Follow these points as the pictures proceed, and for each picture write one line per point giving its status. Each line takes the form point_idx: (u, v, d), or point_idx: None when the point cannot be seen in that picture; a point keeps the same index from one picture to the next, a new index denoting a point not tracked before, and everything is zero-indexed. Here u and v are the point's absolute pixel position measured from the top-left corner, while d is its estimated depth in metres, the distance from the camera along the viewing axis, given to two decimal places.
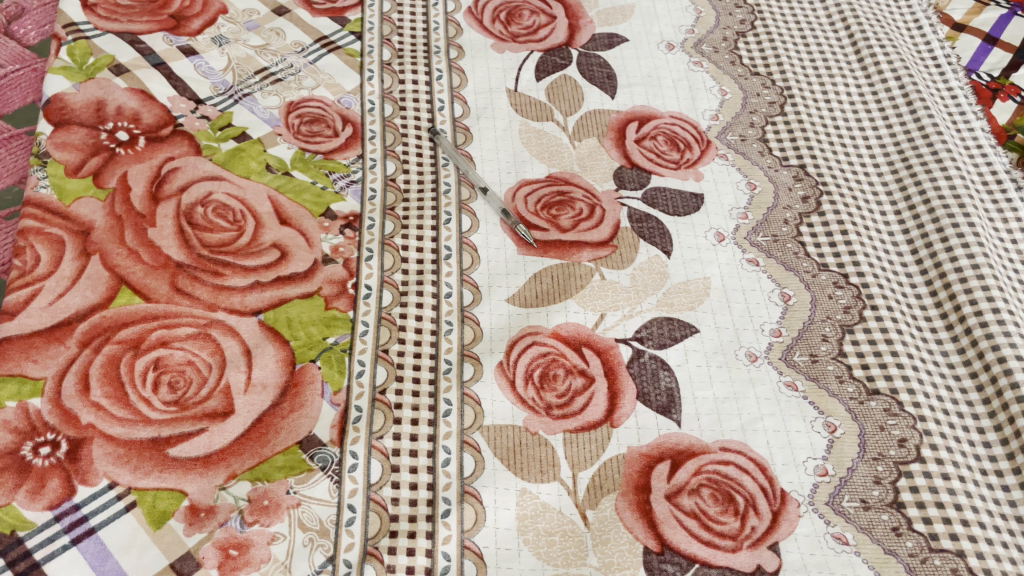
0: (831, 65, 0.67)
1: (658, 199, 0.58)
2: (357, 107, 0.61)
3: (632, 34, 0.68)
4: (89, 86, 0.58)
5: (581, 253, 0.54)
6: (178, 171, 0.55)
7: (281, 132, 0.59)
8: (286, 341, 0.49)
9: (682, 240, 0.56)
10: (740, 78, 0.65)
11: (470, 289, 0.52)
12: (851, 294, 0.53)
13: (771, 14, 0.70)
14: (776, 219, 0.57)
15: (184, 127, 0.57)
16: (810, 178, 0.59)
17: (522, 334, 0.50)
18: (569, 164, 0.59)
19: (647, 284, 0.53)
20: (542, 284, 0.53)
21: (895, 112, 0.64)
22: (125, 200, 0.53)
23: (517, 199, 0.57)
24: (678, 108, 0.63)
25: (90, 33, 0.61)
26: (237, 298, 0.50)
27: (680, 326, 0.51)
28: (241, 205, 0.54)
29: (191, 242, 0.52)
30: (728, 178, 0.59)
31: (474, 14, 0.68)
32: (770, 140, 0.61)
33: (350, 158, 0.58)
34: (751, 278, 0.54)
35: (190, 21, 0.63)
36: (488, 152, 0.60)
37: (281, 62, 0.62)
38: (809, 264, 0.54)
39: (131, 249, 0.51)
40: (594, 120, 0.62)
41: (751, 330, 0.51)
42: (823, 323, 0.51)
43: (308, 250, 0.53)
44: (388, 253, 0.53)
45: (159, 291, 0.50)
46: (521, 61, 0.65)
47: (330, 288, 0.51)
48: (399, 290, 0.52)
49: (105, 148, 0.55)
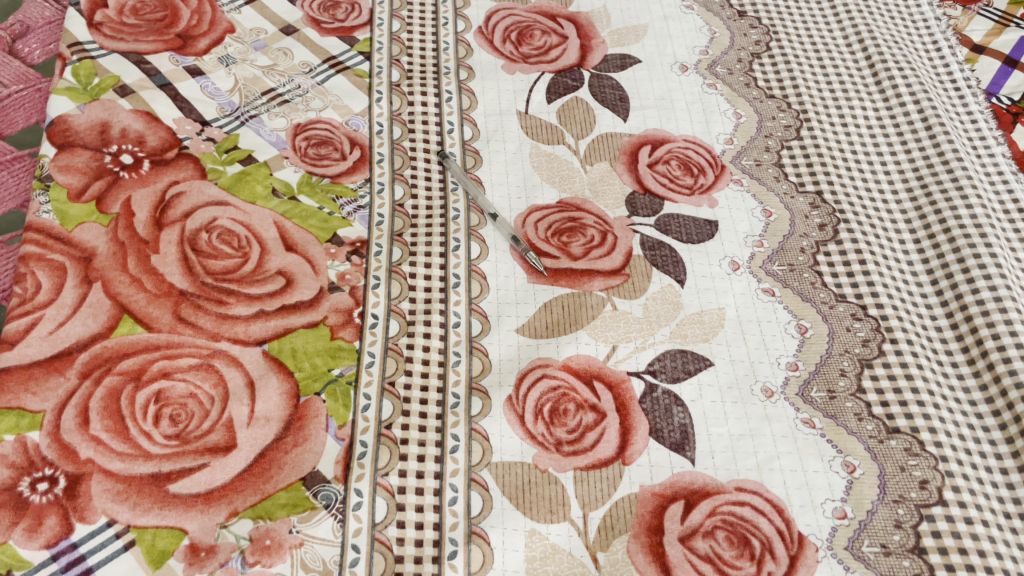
0: (847, 87, 0.66)
1: (671, 226, 0.56)
2: (365, 130, 0.60)
3: (645, 55, 0.67)
4: (93, 107, 0.57)
5: (592, 282, 0.53)
6: (183, 196, 0.54)
7: (287, 154, 0.58)
8: (290, 372, 0.48)
9: (696, 269, 0.54)
10: (754, 101, 0.64)
11: (479, 318, 0.51)
12: (869, 327, 0.52)
13: (787, 35, 0.69)
14: (792, 248, 0.56)
15: (189, 150, 0.56)
16: (827, 205, 0.58)
17: (532, 367, 0.49)
18: (580, 189, 0.58)
19: (660, 314, 0.52)
20: (553, 314, 0.51)
21: (914, 137, 0.63)
22: (128, 226, 0.52)
23: (527, 225, 0.56)
24: (691, 131, 0.62)
25: (95, 53, 0.60)
26: (241, 327, 0.49)
27: (694, 359, 0.50)
28: (246, 230, 0.53)
29: (194, 268, 0.51)
30: (743, 204, 0.58)
31: (485, 34, 0.67)
32: (786, 165, 0.60)
33: (358, 182, 0.57)
34: (766, 308, 0.53)
35: (197, 40, 0.63)
36: (498, 177, 0.59)
37: (289, 82, 0.62)
38: (827, 295, 0.53)
39: (134, 276, 0.50)
40: (606, 143, 0.61)
41: (767, 364, 0.50)
42: (841, 356, 0.50)
43: (314, 278, 0.52)
44: (395, 280, 0.52)
45: (161, 320, 0.49)
46: (532, 82, 0.64)
47: (336, 317, 0.50)
48: (407, 319, 0.51)
49: (109, 172, 0.54)
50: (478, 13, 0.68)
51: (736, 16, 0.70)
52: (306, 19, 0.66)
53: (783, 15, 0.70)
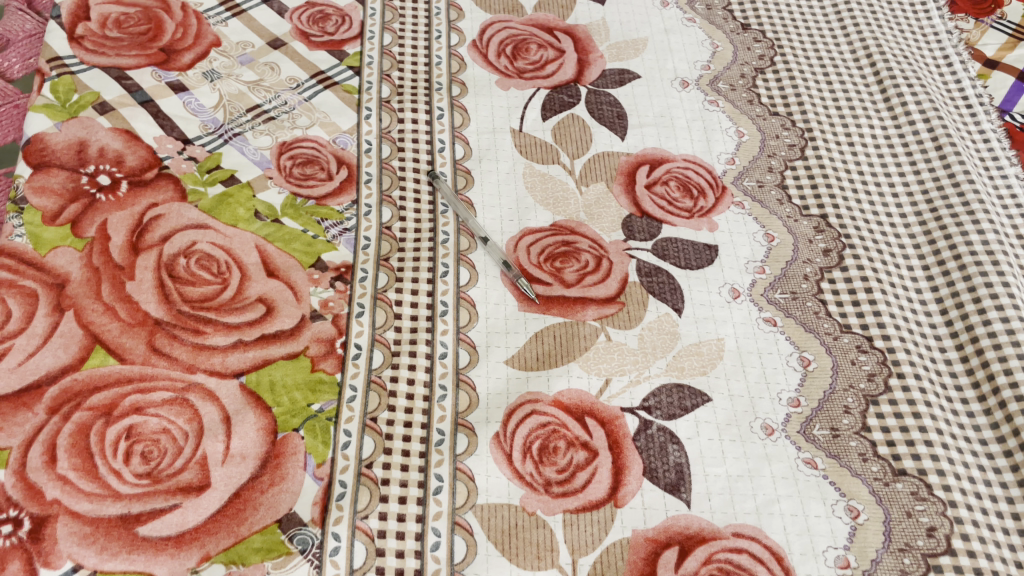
0: (854, 104, 0.63)
1: (669, 251, 0.54)
2: (353, 148, 0.58)
3: (645, 70, 0.64)
4: (71, 125, 0.55)
5: (586, 310, 0.51)
6: (161, 219, 0.52)
7: (271, 174, 0.56)
8: (268, 407, 0.46)
9: (694, 297, 0.52)
10: (758, 119, 0.62)
11: (467, 349, 0.49)
12: (875, 360, 0.49)
13: (792, 49, 0.66)
14: (796, 275, 0.53)
15: (170, 170, 0.54)
16: (832, 229, 0.56)
17: (521, 401, 0.47)
18: (575, 212, 0.56)
19: (656, 346, 0.50)
20: (544, 345, 0.49)
21: (923, 158, 0.60)
22: (104, 251, 0.50)
23: (519, 249, 0.54)
24: (692, 151, 0.60)
25: (75, 68, 0.58)
26: (218, 358, 0.47)
27: (691, 394, 0.48)
28: (226, 255, 0.51)
29: (171, 296, 0.49)
30: (744, 228, 0.56)
31: (479, 48, 0.64)
32: (789, 186, 0.58)
33: (344, 203, 0.55)
34: (767, 339, 0.50)
35: (181, 55, 0.61)
36: (490, 198, 0.56)
37: (275, 98, 0.60)
38: (831, 325, 0.51)
39: (108, 305, 0.48)
40: (603, 163, 0.59)
41: (767, 399, 0.48)
42: (845, 392, 0.48)
43: (296, 305, 0.50)
44: (380, 308, 0.50)
45: (135, 351, 0.47)
46: (526, 98, 0.62)
47: (317, 347, 0.48)
48: (391, 349, 0.49)
49: (85, 194, 0.52)
50: (472, 25, 0.66)
51: (739, 29, 0.67)
52: (294, 33, 0.64)
53: (788, 28, 0.68)
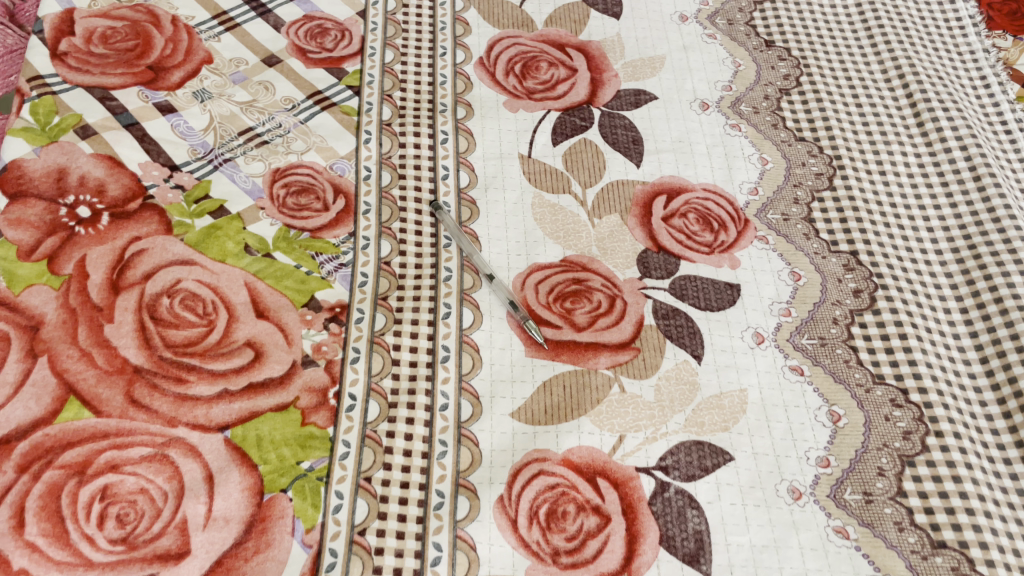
0: (886, 128, 0.60)
1: (688, 290, 0.51)
2: (351, 175, 0.54)
3: (662, 91, 0.61)
4: (51, 150, 0.52)
5: (598, 358, 0.47)
6: (144, 254, 0.48)
7: (263, 205, 0.52)
8: (254, 465, 0.42)
9: (715, 342, 0.48)
10: (783, 145, 0.58)
11: (470, 399, 0.45)
12: (910, 416, 0.46)
13: (819, 68, 0.62)
14: (824, 318, 0.50)
15: (155, 201, 0.51)
16: (863, 268, 0.52)
17: (527, 459, 0.43)
18: (587, 246, 0.52)
19: (674, 398, 0.46)
20: (553, 396, 0.46)
21: (961, 189, 0.57)
22: (82, 290, 0.47)
23: (526, 288, 0.50)
24: (712, 180, 0.56)
25: (57, 87, 0.55)
26: (202, 410, 0.44)
27: (712, 452, 0.44)
28: (213, 294, 0.48)
29: (152, 341, 0.45)
30: (768, 265, 0.52)
31: (486, 66, 0.61)
32: (817, 219, 0.54)
33: (341, 236, 0.51)
34: (794, 391, 0.47)
35: (170, 73, 0.57)
36: (496, 231, 0.53)
37: (269, 121, 0.56)
38: (862, 375, 0.47)
39: (84, 350, 0.45)
40: (617, 192, 0.55)
41: (794, 459, 0.44)
42: (878, 452, 0.44)
43: (286, 350, 0.46)
44: (377, 353, 0.47)
45: (112, 402, 0.43)
46: (536, 121, 0.58)
47: (309, 398, 0.45)
48: (388, 400, 0.45)
49: (64, 227, 0.49)
50: (479, 41, 0.62)
51: (763, 47, 0.63)
52: (291, 49, 0.60)
53: (815, 45, 0.64)
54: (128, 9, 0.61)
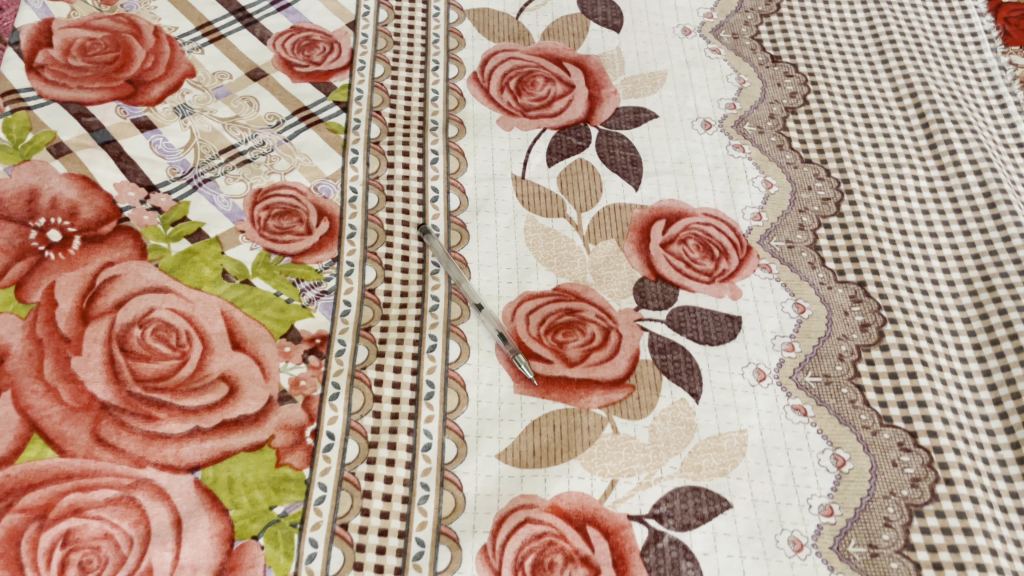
0: (897, 151, 0.57)
1: (686, 323, 0.48)
2: (336, 197, 0.52)
3: (663, 109, 0.58)
4: (23, 169, 0.50)
5: (590, 396, 0.45)
6: (117, 281, 0.46)
7: (244, 228, 0.50)
8: (225, 509, 0.40)
9: (714, 378, 0.46)
10: (788, 167, 0.55)
11: (454, 439, 0.43)
12: (920, 461, 0.44)
13: (827, 86, 0.60)
14: (830, 354, 0.47)
15: (130, 223, 0.49)
16: (871, 300, 0.50)
17: (514, 506, 0.41)
18: (581, 274, 0.50)
19: (669, 439, 0.44)
20: (542, 437, 0.43)
21: (975, 216, 0.55)
22: (49, 319, 0.44)
23: (517, 319, 0.48)
24: (713, 204, 0.54)
25: (32, 102, 0.53)
26: (171, 449, 0.42)
27: (709, 499, 0.42)
28: (187, 324, 0.46)
29: (121, 375, 0.43)
30: (771, 296, 0.50)
31: (480, 82, 0.58)
32: (823, 248, 0.52)
33: (323, 261, 0.49)
34: (796, 432, 0.44)
35: (150, 87, 0.55)
36: (487, 257, 0.51)
37: (252, 138, 0.54)
38: (869, 417, 0.45)
39: (50, 385, 0.42)
40: (614, 216, 0.53)
41: (795, 507, 0.42)
42: (885, 500, 0.42)
43: (262, 385, 0.44)
44: (357, 389, 0.45)
45: (77, 441, 0.41)
46: (531, 140, 0.56)
47: (285, 437, 0.43)
48: (368, 439, 0.43)
49: (33, 251, 0.47)
50: (473, 55, 0.60)
51: (769, 62, 0.61)
52: (277, 62, 0.58)
53: (823, 61, 0.62)
54: (109, 19, 0.58)
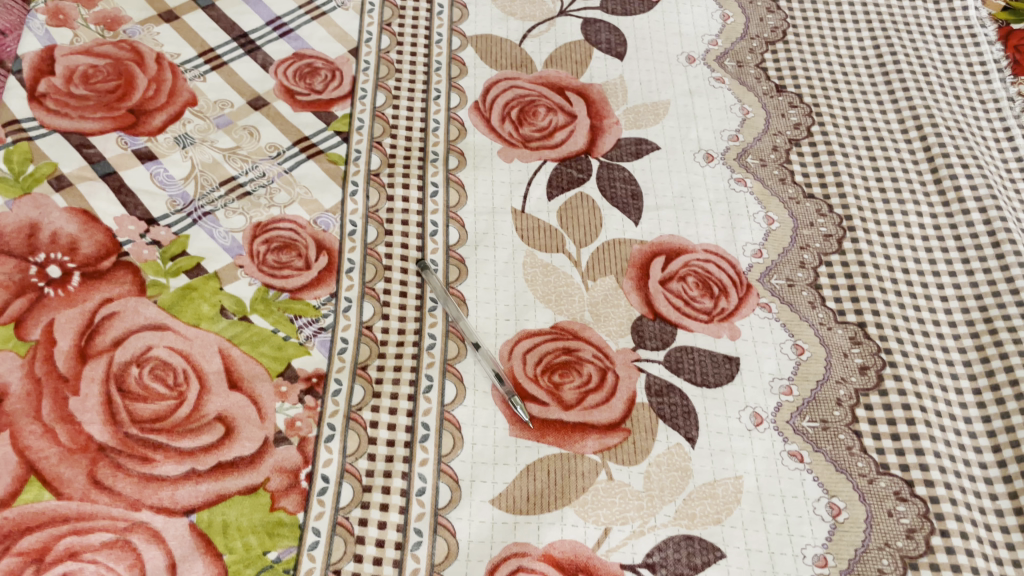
0: (901, 186, 0.57)
1: (684, 364, 0.48)
2: (335, 230, 0.52)
3: (665, 140, 0.58)
4: (24, 203, 0.50)
5: (585, 441, 0.45)
6: (115, 318, 0.47)
7: (242, 262, 0.50)
8: (219, 554, 0.41)
9: (711, 422, 0.46)
10: (790, 202, 0.55)
11: (448, 483, 0.43)
12: (916, 511, 0.44)
13: (832, 117, 0.60)
14: (827, 399, 0.47)
15: (129, 258, 0.49)
16: (870, 341, 0.50)
17: (506, 553, 0.41)
18: (579, 311, 0.50)
19: (664, 486, 0.44)
20: (536, 482, 0.43)
21: (978, 255, 0.54)
22: (48, 358, 0.45)
23: (513, 358, 0.48)
24: (714, 240, 0.53)
25: (33, 133, 0.53)
26: (167, 492, 0.42)
27: (702, 549, 0.42)
28: (184, 362, 0.46)
29: (119, 416, 0.43)
30: (770, 337, 0.49)
31: (482, 111, 0.58)
32: (823, 286, 0.52)
33: (321, 297, 0.49)
34: (792, 480, 0.44)
35: (151, 117, 0.55)
36: (485, 293, 0.50)
37: (252, 169, 0.54)
38: (866, 464, 0.45)
39: (47, 426, 0.43)
40: (613, 252, 0.52)
41: (789, 557, 0.42)
42: (879, 552, 0.42)
43: (259, 426, 0.44)
44: (353, 430, 0.45)
45: (74, 483, 0.41)
46: (531, 172, 0.56)
47: (280, 479, 0.43)
48: (363, 483, 0.43)
49: (33, 287, 0.47)
50: (475, 83, 0.60)
51: (773, 92, 0.60)
52: (279, 90, 0.58)
53: (829, 90, 0.61)
54: (111, 45, 0.58)
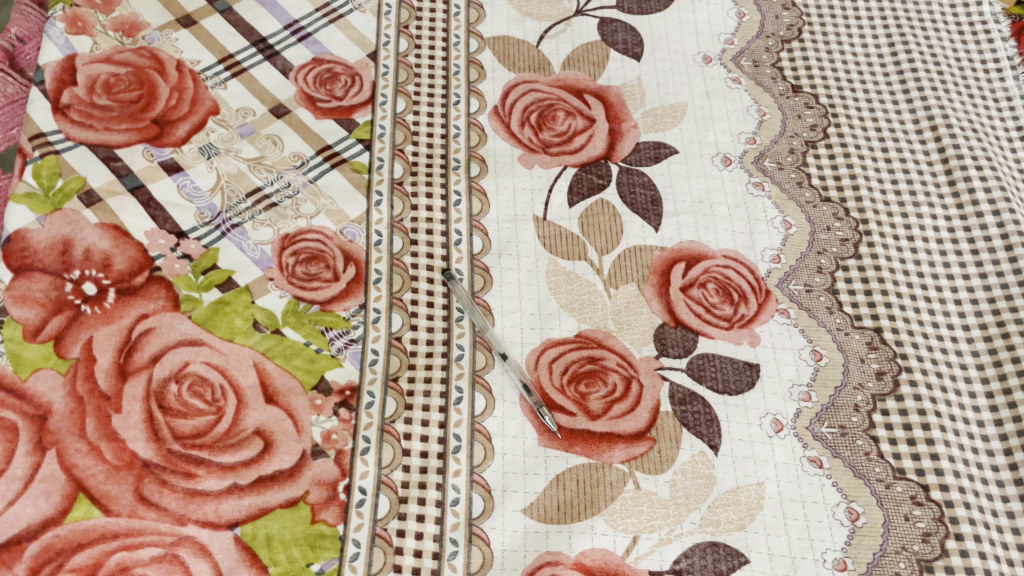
0: (916, 188, 0.58)
1: (705, 371, 0.49)
2: (361, 241, 0.53)
3: (683, 144, 0.59)
4: (55, 219, 0.51)
5: (613, 451, 0.46)
6: (151, 334, 0.48)
7: (272, 275, 0.51)
8: (264, 566, 0.42)
9: (733, 430, 0.48)
10: (807, 206, 0.56)
11: (481, 493, 0.45)
12: (931, 515, 0.45)
13: (847, 118, 0.60)
14: (845, 405, 0.49)
15: (161, 272, 0.50)
16: (886, 347, 0.51)
17: (539, 562, 0.43)
18: (603, 320, 0.51)
19: (689, 494, 0.45)
20: (566, 491, 0.45)
21: (991, 258, 0.55)
22: (89, 376, 0.46)
23: (540, 367, 0.49)
24: (733, 245, 0.54)
25: (60, 146, 0.53)
26: (211, 506, 0.43)
27: (727, 555, 0.44)
28: (221, 377, 0.47)
29: (161, 432, 0.45)
30: (789, 343, 0.51)
31: (501, 116, 0.59)
32: (840, 291, 0.53)
33: (350, 309, 0.50)
34: (812, 485, 0.46)
35: (175, 127, 0.56)
36: (510, 302, 0.52)
37: (277, 179, 0.55)
38: (883, 469, 0.47)
39: (93, 444, 0.44)
40: (635, 259, 0.53)
41: (810, 561, 0.44)
42: (897, 555, 0.44)
43: (296, 439, 0.46)
44: (387, 443, 0.46)
45: (121, 500, 0.43)
46: (552, 179, 0.56)
47: (318, 492, 0.44)
48: (399, 494, 0.45)
49: (70, 305, 0.48)
50: (494, 87, 0.60)
51: (789, 92, 0.61)
52: (300, 97, 0.58)
53: (844, 90, 0.62)
54: (131, 52, 0.58)
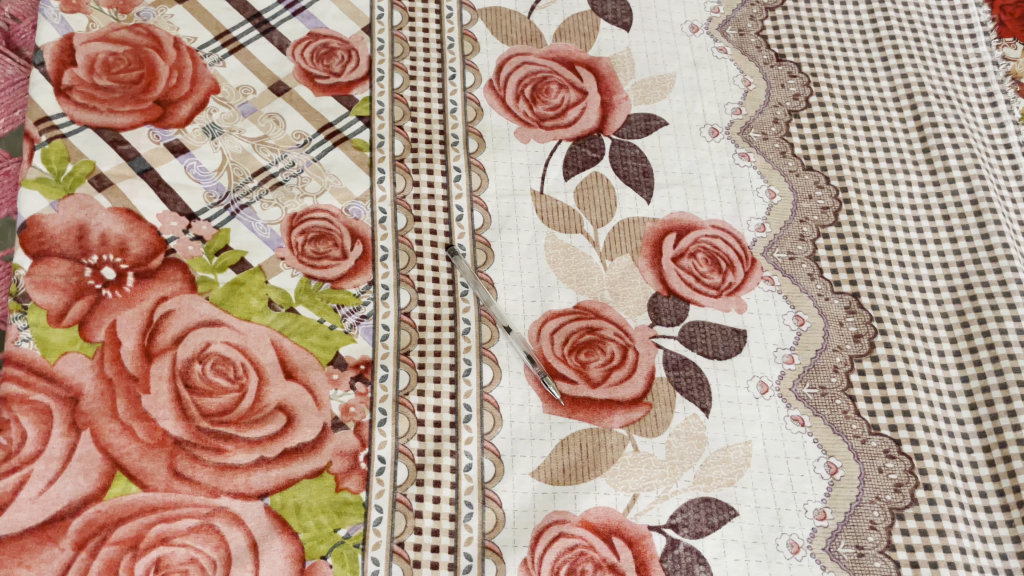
0: (892, 155, 0.61)
1: (696, 338, 0.53)
2: (366, 218, 0.55)
3: (672, 115, 0.61)
4: (68, 204, 0.52)
5: (612, 416, 0.50)
6: (172, 316, 0.50)
7: (283, 254, 0.53)
8: (295, 532, 0.46)
9: (722, 393, 0.51)
10: (790, 175, 0.59)
11: (492, 459, 0.48)
12: (902, 468, 0.50)
13: (828, 86, 0.63)
14: (825, 366, 0.52)
15: (176, 255, 0.52)
16: (864, 311, 0.55)
17: (548, 521, 0.47)
18: (600, 291, 0.54)
19: (683, 455, 0.49)
20: (570, 455, 0.49)
21: (961, 223, 0.59)
22: (116, 358, 0.48)
23: (542, 338, 0.52)
24: (720, 216, 0.57)
25: (66, 129, 0.54)
26: (241, 478, 0.46)
27: (718, 508, 0.48)
28: (242, 356, 0.49)
29: (189, 411, 0.48)
30: (773, 309, 0.54)
31: (497, 90, 0.60)
32: (821, 258, 0.56)
33: (360, 286, 0.53)
34: (795, 442, 0.50)
35: (178, 107, 0.57)
36: (512, 275, 0.54)
37: (282, 159, 0.56)
38: (859, 426, 0.51)
39: (125, 424, 0.47)
40: (628, 231, 0.56)
41: (793, 512, 0.48)
42: (871, 505, 0.49)
43: (316, 412, 0.49)
44: (402, 414, 0.49)
45: (157, 476, 0.46)
46: (547, 153, 0.58)
47: (341, 462, 0.48)
48: (415, 462, 0.48)
49: (90, 289, 0.50)
50: (488, 60, 0.62)
51: (773, 61, 0.63)
52: (298, 74, 0.59)
53: (825, 58, 0.64)
54: (127, 30, 0.59)
